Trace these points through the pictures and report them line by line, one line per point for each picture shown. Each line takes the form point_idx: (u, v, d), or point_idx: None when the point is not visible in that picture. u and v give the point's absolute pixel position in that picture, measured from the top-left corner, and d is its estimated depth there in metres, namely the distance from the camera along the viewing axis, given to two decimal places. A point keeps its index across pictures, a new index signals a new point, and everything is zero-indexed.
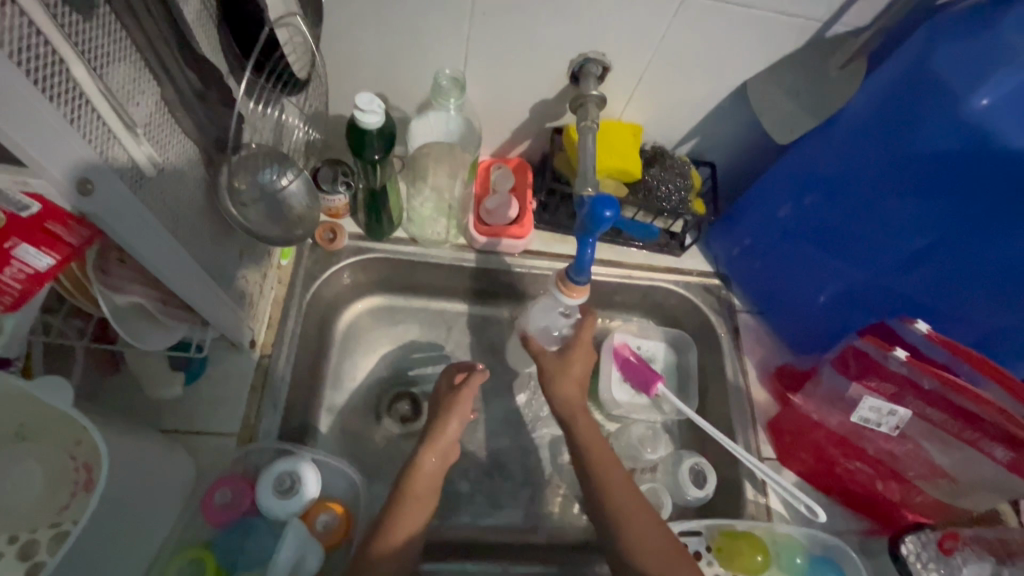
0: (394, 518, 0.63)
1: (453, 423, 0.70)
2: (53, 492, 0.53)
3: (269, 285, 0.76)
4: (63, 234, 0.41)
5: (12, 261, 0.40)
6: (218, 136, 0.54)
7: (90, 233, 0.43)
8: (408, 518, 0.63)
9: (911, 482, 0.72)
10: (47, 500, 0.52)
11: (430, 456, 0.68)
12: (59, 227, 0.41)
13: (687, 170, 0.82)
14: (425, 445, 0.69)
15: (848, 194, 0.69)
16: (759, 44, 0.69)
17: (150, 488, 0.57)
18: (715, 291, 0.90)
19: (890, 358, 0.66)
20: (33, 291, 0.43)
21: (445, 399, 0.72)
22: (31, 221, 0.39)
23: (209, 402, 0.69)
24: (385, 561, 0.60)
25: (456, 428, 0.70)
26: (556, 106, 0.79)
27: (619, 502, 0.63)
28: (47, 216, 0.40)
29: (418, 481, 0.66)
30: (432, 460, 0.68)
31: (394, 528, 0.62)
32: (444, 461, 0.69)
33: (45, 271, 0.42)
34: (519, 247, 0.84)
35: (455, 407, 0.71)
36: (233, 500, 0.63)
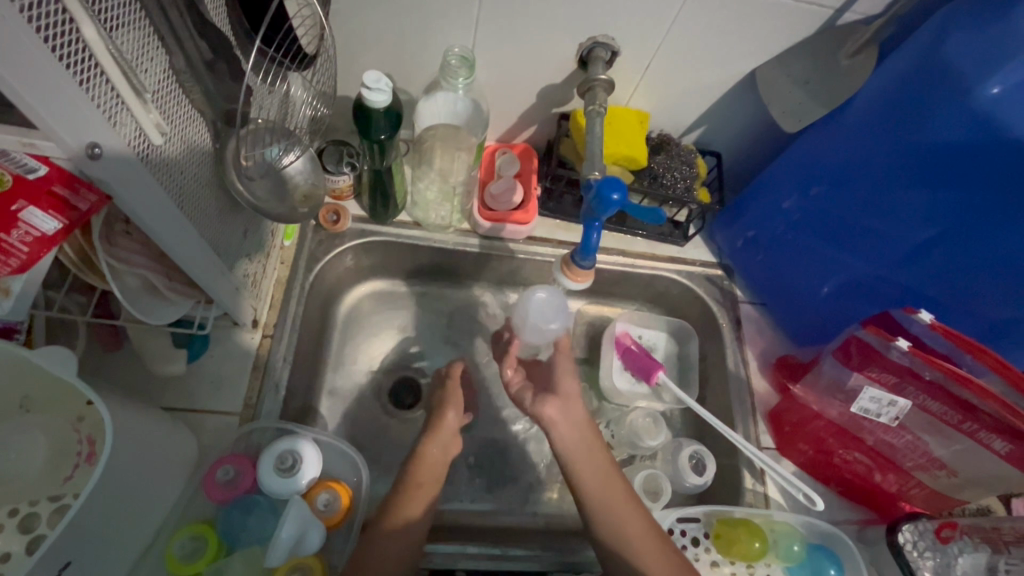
0: (397, 503, 0.63)
1: (450, 412, 0.71)
2: (58, 464, 0.53)
3: (273, 265, 0.76)
4: (69, 198, 0.41)
5: (19, 223, 0.41)
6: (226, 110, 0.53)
7: (99, 199, 0.43)
8: (410, 500, 0.64)
9: (908, 473, 0.73)
10: (49, 472, 0.52)
11: (433, 444, 0.68)
12: (65, 191, 0.41)
13: (692, 159, 0.82)
14: (428, 436, 0.69)
15: (854, 185, 0.69)
16: (769, 31, 0.69)
17: (152, 464, 0.56)
18: (719, 281, 0.90)
19: (892, 348, 0.66)
20: (41, 254, 0.43)
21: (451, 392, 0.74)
22: (38, 184, 0.40)
23: (210, 381, 0.69)
24: (386, 544, 0.60)
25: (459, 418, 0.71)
26: (564, 90, 0.78)
27: (631, 528, 0.62)
28: (53, 179, 0.40)
29: (420, 467, 0.67)
30: (433, 446, 0.68)
31: (397, 510, 0.63)
32: (447, 449, 0.69)
33: (52, 235, 0.43)
34: (523, 233, 0.84)
35: (451, 399, 0.72)
36: (236, 478, 0.63)
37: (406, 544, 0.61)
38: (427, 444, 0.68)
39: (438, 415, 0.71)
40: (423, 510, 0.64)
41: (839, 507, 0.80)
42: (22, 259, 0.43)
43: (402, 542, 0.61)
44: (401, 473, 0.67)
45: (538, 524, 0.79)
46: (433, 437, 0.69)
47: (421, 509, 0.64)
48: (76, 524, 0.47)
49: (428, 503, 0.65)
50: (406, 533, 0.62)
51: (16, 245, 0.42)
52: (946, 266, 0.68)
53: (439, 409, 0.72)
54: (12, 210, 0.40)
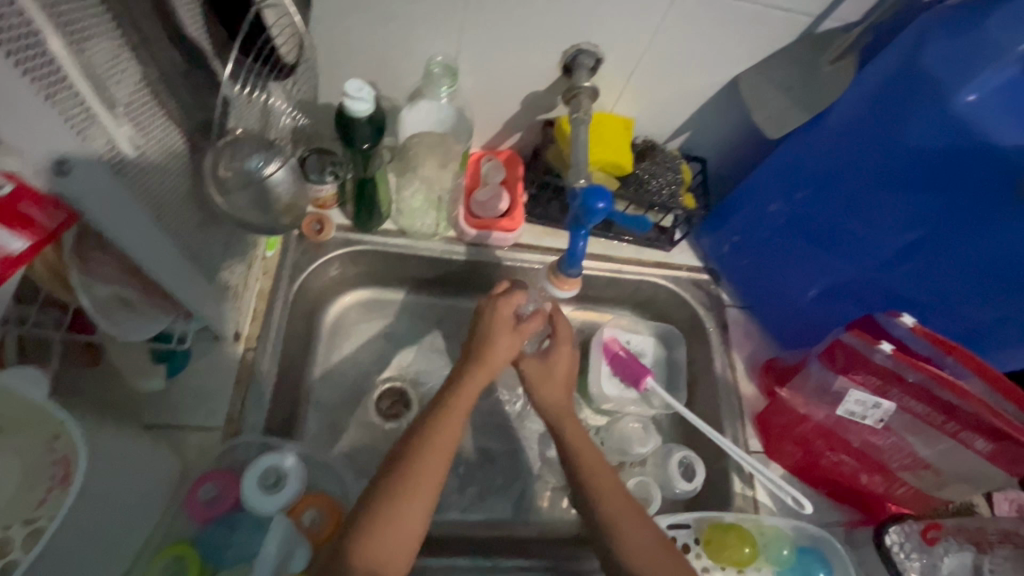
0: (400, 493, 0.58)
1: (470, 380, 0.66)
2: (34, 486, 0.50)
3: (254, 276, 0.74)
4: (39, 216, 0.40)
5: None
6: (203, 120, 0.52)
7: (68, 216, 0.41)
8: (416, 488, 0.58)
9: (893, 473, 0.74)
10: (21, 497, 0.50)
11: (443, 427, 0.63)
12: (34, 209, 0.39)
13: (676, 165, 0.83)
14: (445, 408, 0.64)
15: (836, 191, 0.70)
16: (751, 39, 0.69)
17: (131, 483, 0.55)
18: (705, 286, 0.91)
19: (876, 352, 0.67)
20: (8, 275, 0.40)
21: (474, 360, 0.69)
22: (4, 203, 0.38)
23: (191, 396, 0.67)
24: (381, 533, 0.55)
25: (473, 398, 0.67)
26: (549, 97, 0.78)
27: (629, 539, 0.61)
28: (21, 196, 0.38)
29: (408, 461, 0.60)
30: (448, 430, 0.63)
31: (396, 501, 0.57)
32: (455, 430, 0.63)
33: (20, 256, 0.40)
34: (509, 240, 0.84)
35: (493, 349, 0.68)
36: (217, 496, 0.62)
37: (408, 528, 0.57)
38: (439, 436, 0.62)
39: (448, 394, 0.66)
40: (426, 501, 0.58)
41: (828, 509, 0.80)
42: None
43: (399, 528, 0.56)
44: (403, 449, 0.62)
45: (529, 533, 0.79)
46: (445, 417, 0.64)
47: (412, 512, 0.57)
48: (50, 550, 0.45)
49: (421, 499, 0.58)
50: (410, 510, 0.57)
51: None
52: (928, 270, 0.68)
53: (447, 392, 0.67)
54: None
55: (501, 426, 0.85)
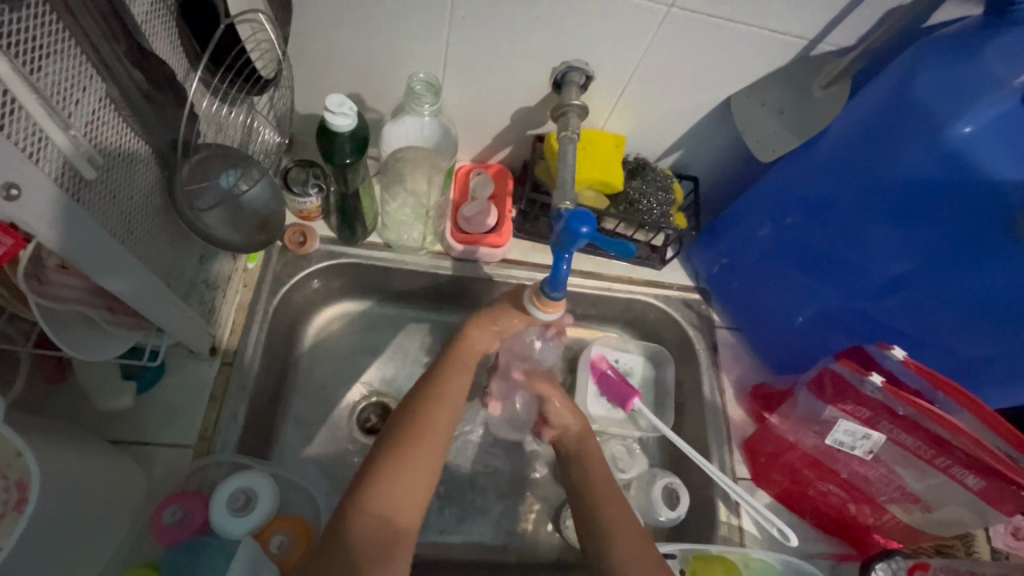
0: (403, 453, 0.57)
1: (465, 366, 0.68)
2: None
3: (234, 289, 0.73)
4: None
5: None
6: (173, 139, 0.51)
7: (15, 242, 0.38)
8: (413, 454, 0.58)
9: (883, 506, 0.72)
10: None
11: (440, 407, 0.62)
12: None
13: (669, 184, 0.81)
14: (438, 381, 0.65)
15: (828, 217, 0.69)
16: (742, 61, 0.68)
17: (91, 506, 0.53)
18: (695, 306, 0.89)
19: (866, 383, 0.66)
20: None
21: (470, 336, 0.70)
22: None
23: (164, 413, 0.66)
24: (387, 482, 0.55)
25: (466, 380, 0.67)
26: (538, 113, 0.77)
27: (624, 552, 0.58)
28: None
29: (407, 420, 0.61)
30: (440, 410, 0.62)
31: (392, 468, 0.56)
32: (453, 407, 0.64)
33: None
34: (497, 256, 0.83)
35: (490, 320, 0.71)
36: (184, 518, 0.60)
37: (411, 490, 0.56)
38: (433, 415, 0.61)
39: (438, 382, 0.65)
40: (429, 468, 0.58)
41: (815, 541, 0.78)
42: None
43: (399, 492, 0.55)
44: (397, 424, 0.61)
45: (509, 558, 0.77)
46: (436, 403, 0.63)
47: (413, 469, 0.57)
48: None
49: (425, 458, 0.58)
50: (412, 464, 0.57)
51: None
52: (920, 303, 0.67)
53: (440, 367, 0.67)
54: None
55: (485, 446, 0.83)
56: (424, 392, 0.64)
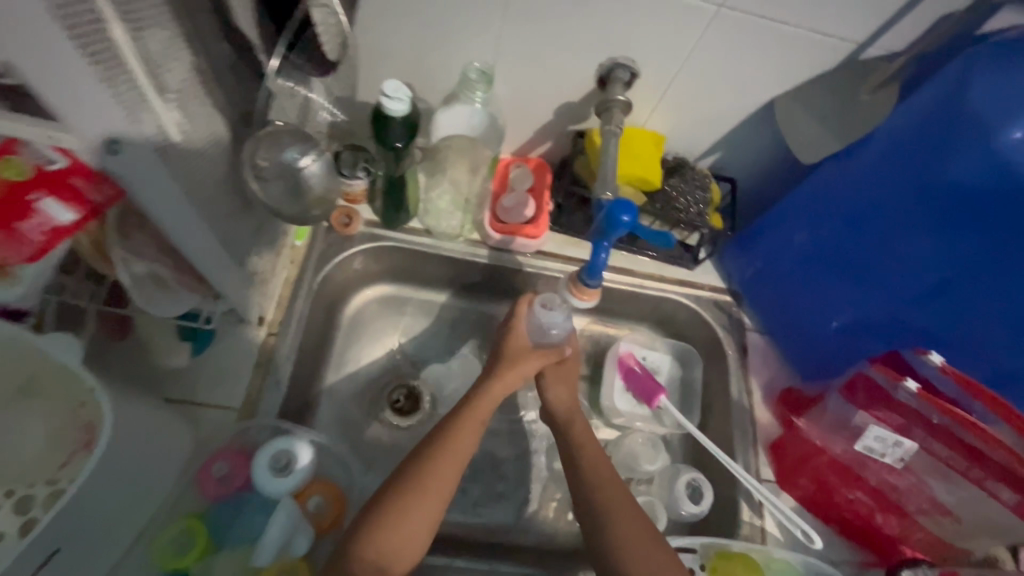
0: (399, 505, 0.57)
1: (481, 404, 0.66)
2: (58, 447, 0.52)
3: (282, 264, 0.77)
4: (86, 190, 0.42)
5: (35, 212, 0.41)
6: (244, 111, 0.56)
7: (113, 193, 0.43)
8: (411, 515, 0.57)
9: (910, 516, 0.72)
10: (47, 457, 0.52)
11: (455, 444, 0.62)
12: (82, 182, 0.41)
13: (707, 183, 0.82)
14: (457, 418, 0.64)
15: (868, 222, 0.69)
16: (789, 63, 0.69)
17: (148, 452, 0.57)
18: (726, 308, 0.90)
19: (900, 389, 0.66)
20: (52, 245, 0.43)
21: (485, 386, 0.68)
22: (58, 175, 0.41)
23: (212, 376, 0.69)
24: (383, 532, 0.56)
25: (477, 430, 0.65)
26: (581, 109, 0.79)
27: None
28: (74, 170, 0.40)
29: (414, 467, 0.60)
30: (444, 464, 0.60)
31: (397, 515, 0.57)
32: (460, 452, 0.62)
33: (64, 227, 0.43)
34: (531, 246, 0.85)
35: (508, 359, 0.70)
36: (229, 475, 0.62)
37: (407, 536, 0.57)
38: (432, 474, 0.60)
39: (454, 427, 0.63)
40: (422, 525, 0.58)
41: (839, 547, 0.78)
42: (34, 247, 0.42)
43: (398, 540, 0.56)
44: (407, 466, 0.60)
45: (529, 542, 0.79)
46: (448, 446, 0.62)
47: (408, 526, 0.57)
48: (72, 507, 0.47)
49: (425, 515, 0.58)
50: (420, 512, 0.58)
51: (28, 235, 0.42)
52: (959, 308, 0.67)
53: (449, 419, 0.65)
54: (28, 200, 0.40)
55: (510, 431, 0.85)
56: (435, 435, 0.63)
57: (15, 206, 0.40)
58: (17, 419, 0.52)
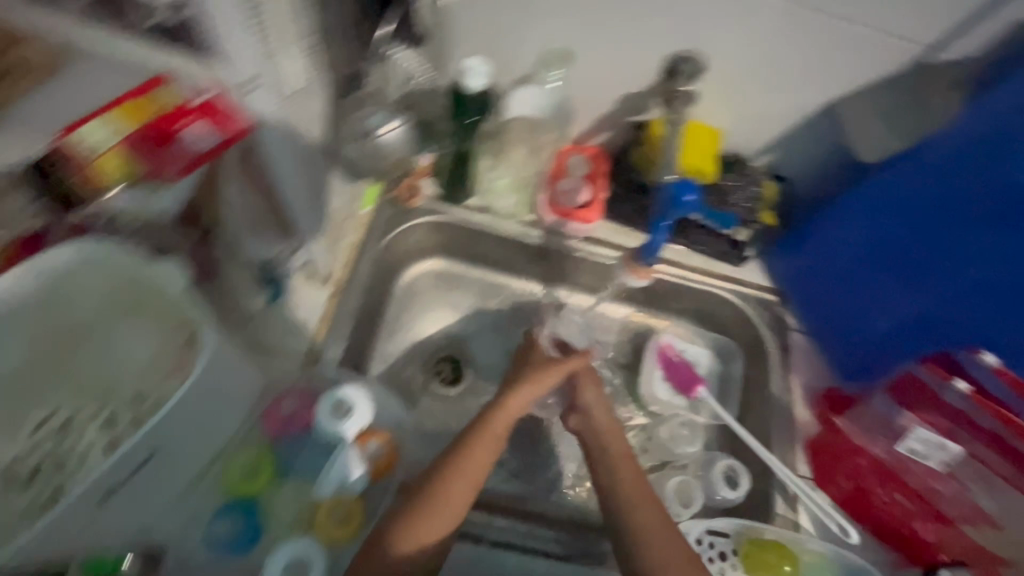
0: (422, 510, 0.61)
1: (500, 414, 0.67)
2: (163, 360, 0.58)
3: (349, 229, 0.81)
4: (221, 120, 0.48)
5: (180, 139, 0.47)
6: (348, 74, 0.67)
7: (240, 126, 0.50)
8: (433, 518, 0.61)
9: (952, 523, 0.72)
10: (155, 366, 0.58)
11: (474, 455, 0.64)
12: (218, 113, 0.48)
13: (761, 180, 0.84)
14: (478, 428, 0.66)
15: (927, 224, 0.69)
16: (856, 63, 0.70)
17: (221, 391, 0.58)
18: (771, 307, 0.90)
19: (948, 389, 0.67)
20: (193, 167, 0.50)
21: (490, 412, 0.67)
22: (199, 107, 0.47)
23: (281, 325, 0.74)
24: (410, 532, 0.60)
25: (496, 443, 0.66)
26: (643, 100, 0.82)
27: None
28: (209, 103, 0.48)
29: (436, 476, 0.63)
30: (463, 475, 0.63)
31: (419, 519, 0.60)
32: (479, 461, 0.64)
33: (203, 153, 0.49)
34: (583, 231, 0.88)
35: (534, 374, 0.71)
36: (295, 414, 0.68)
37: (429, 539, 0.60)
38: (453, 480, 0.63)
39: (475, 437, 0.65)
40: (443, 532, 0.61)
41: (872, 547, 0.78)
42: (177, 169, 0.49)
43: (422, 543, 0.60)
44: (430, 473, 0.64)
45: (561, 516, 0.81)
46: (467, 456, 0.64)
47: (430, 529, 0.60)
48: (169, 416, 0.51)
49: (445, 522, 0.61)
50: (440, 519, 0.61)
51: (173, 157, 0.49)
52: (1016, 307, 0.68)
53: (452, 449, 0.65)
54: (175, 128, 0.46)
55: None
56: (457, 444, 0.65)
57: (163, 134, 0.46)
58: (127, 333, 0.59)
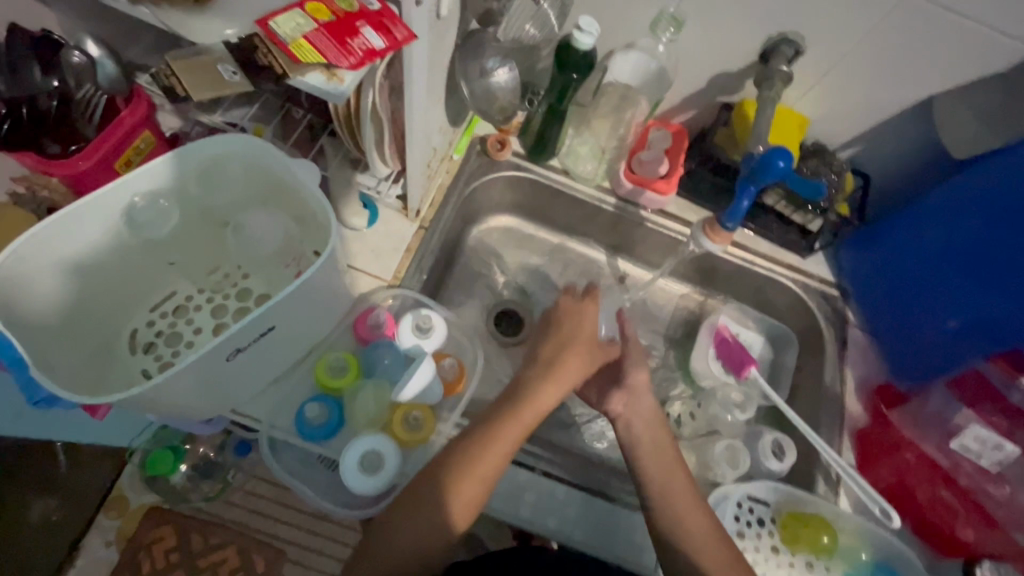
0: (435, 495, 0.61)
1: (525, 409, 0.65)
2: (280, 253, 0.67)
3: (440, 172, 0.87)
4: (392, 26, 0.52)
5: (360, 35, 0.51)
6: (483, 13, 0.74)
7: (407, 33, 0.52)
8: (447, 502, 0.60)
9: (996, 523, 0.73)
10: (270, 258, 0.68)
11: (490, 445, 0.63)
12: (391, 21, 0.52)
13: (842, 171, 0.86)
14: (499, 417, 0.64)
15: (1014, 225, 0.69)
16: (961, 60, 0.71)
17: (335, 286, 0.66)
18: (833, 300, 0.91)
19: (1013, 389, 0.71)
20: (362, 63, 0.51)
21: (518, 400, 0.66)
22: (376, 14, 0.52)
23: (372, 249, 0.80)
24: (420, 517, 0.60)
25: (513, 437, 0.64)
26: (737, 80, 0.84)
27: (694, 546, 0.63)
28: (385, 12, 0.52)
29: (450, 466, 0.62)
30: (481, 464, 0.62)
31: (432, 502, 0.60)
32: (499, 451, 0.63)
33: (375, 51, 0.51)
34: (658, 203, 0.90)
35: (558, 369, 0.69)
36: (380, 324, 0.74)
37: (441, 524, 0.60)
38: (473, 464, 0.62)
39: (493, 425, 0.64)
40: (454, 522, 0.61)
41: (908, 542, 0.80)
42: (350, 61, 0.51)
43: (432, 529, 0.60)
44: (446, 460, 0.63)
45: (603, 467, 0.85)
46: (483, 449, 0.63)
47: (443, 513, 0.60)
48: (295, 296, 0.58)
49: (458, 507, 0.61)
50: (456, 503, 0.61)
51: (354, 50, 0.51)
52: None
53: (479, 437, 0.64)
54: (358, 27, 0.52)
55: None
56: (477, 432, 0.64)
57: (348, 31, 0.52)
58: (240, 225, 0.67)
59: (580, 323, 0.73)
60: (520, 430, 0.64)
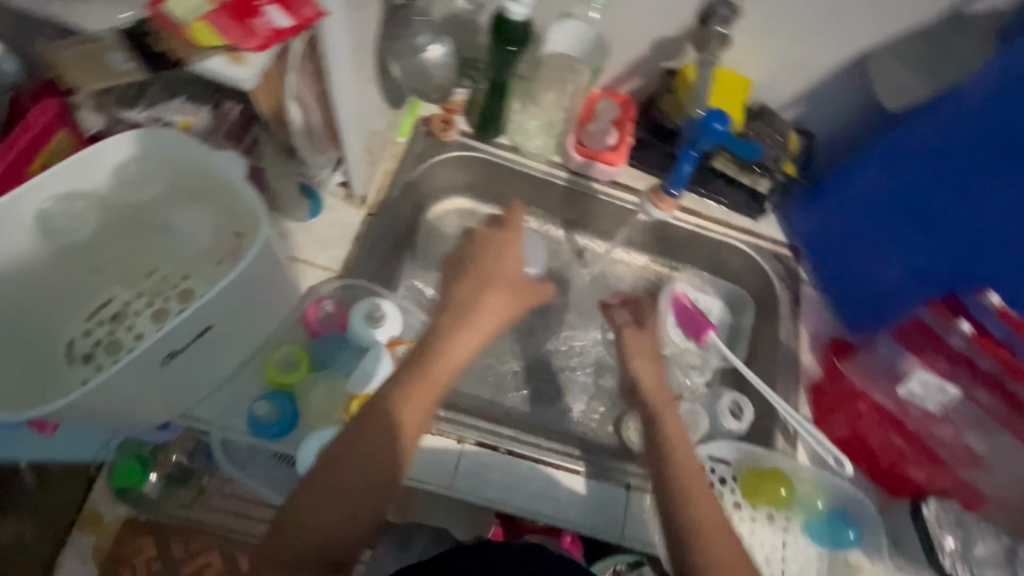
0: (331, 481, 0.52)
1: (433, 366, 0.57)
2: (218, 245, 0.65)
3: (385, 156, 0.85)
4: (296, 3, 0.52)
5: (264, 15, 0.51)
6: None
7: (314, 12, 0.52)
8: (345, 486, 0.52)
9: (942, 461, 0.76)
10: (209, 247, 0.65)
11: (393, 413, 0.55)
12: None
13: (786, 131, 0.86)
14: (408, 382, 0.56)
15: (945, 175, 0.70)
16: (889, 12, 0.72)
17: (274, 282, 0.63)
18: (785, 259, 0.93)
19: (953, 332, 0.72)
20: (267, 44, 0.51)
21: (432, 357, 0.58)
22: None
23: (318, 241, 0.78)
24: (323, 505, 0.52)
25: (423, 403, 0.56)
26: (678, 44, 0.84)
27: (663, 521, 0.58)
28: None
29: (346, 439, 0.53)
30: (383, 437, 0.54)
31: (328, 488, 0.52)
32: (409, 419, 0.55)
33: (282, 31, 0.51)
34: (608, 174, 0.90)
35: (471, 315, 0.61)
36: (332, 317, 0.74)
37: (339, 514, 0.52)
38: (375, 441, 0.54)
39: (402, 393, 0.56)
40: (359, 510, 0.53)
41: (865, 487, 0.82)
42: (255, 43, 0.51)
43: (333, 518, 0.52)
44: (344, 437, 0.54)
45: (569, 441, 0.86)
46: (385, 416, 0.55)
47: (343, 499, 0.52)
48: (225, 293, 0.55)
49: (360, 489, 0.52)
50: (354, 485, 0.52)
51: (257, 30, 0.51)
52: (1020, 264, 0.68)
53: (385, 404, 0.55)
54: (262, 7, 0.52)
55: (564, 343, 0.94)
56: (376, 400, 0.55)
57: (253, 11, 0.52)
58: (183, 215, 0.65)
59: (496, 265, 0.65)
60: (431, 390, 0.57)
